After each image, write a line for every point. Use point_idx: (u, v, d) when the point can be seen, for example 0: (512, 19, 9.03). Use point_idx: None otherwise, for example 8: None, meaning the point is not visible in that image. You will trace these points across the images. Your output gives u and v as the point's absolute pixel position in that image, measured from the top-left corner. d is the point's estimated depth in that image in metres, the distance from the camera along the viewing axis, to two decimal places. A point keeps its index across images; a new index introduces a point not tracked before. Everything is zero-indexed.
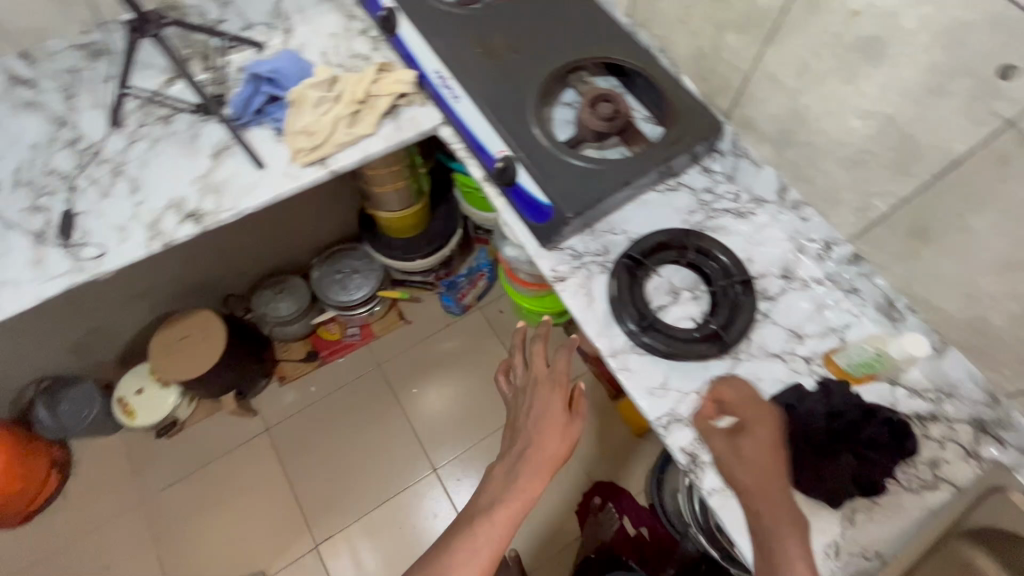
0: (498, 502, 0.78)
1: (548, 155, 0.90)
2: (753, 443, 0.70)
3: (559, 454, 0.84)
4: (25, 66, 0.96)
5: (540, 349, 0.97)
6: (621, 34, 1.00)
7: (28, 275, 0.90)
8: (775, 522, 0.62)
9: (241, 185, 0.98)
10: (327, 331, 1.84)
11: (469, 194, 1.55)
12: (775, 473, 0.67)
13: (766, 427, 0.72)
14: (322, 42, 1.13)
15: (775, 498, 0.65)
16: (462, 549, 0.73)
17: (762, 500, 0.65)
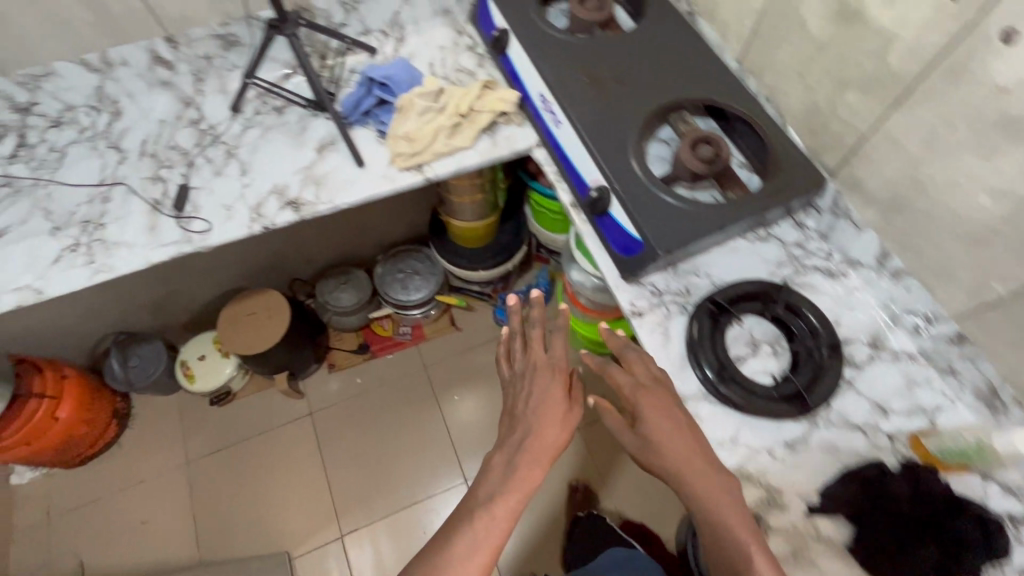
0: (497, 496, 0.77)
1: (644, 190, 0.90)
2: (660, 431, 0.75)
3: (556, 445, 0.84)
4: (168, 50, 1.04)
5: (538, 334, 0.96)
6: (730, 78, 0.99)
7: (142, 239, 0.96)
8: (715, 513, 0.69)
9: (340, 181, 1.03)
10: (380, 326, 1.89)
11: (540, 214, 1.56)
12: (692, 461, 0.73)
13: (666, 410, 0.77)
14: (431, 53, 1.18)
15: (705, 486, 0.71)
16: (461, 545, 0.71)
17: (703, 494, 0.70)
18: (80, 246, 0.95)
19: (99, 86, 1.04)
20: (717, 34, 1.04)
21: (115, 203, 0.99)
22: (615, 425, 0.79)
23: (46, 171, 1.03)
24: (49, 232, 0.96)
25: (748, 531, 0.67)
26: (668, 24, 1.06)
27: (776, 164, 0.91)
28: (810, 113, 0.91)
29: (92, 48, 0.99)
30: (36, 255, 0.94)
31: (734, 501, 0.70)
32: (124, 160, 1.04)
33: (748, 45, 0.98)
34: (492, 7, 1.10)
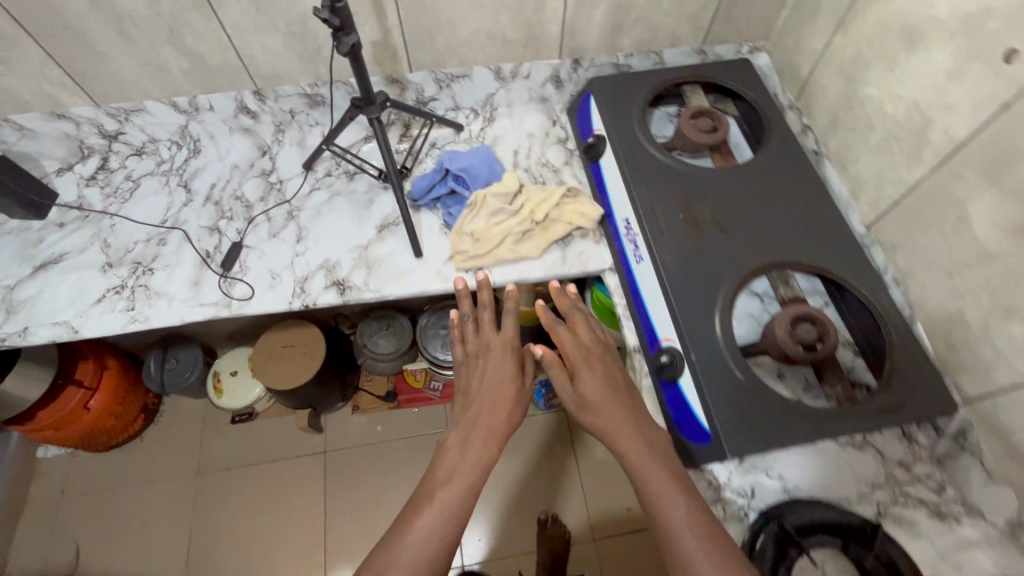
0: (453, 479, 0.74)
1: (723, 367, 0.77)
2: (591, 391, 0.79)
3: (512, 419, 0.82)
4: (255, 102, 1.01)
5: (491, 313, 0.90)
6: (854, 249, 0.84)
7: (183, 294, 0.93)
8: (649, 476, 0.70)
9: (393, 269, 0.96)
10: (412, 376, 1.78)
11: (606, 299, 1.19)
12: (619, 418, 0.76)
13: (595, 369, 0.81)
14: (518, 139, 1.10)
15: (632, 449, 0.73)
16: (419, 528, 0.69)
17: (632, 457, 0.72)
18: (125, 289, 0.93)
19: (184, 125, 1.04)
20: (846, 189, 0.89)
21: (169, 248, 0.97)
22: (556, 380, 0.81)
23: (116, 201, 1.03)
24: (101, 268, 0.95)
25: (683, 502, 0.67)
26: (788, 164, 0.93)
27: (893, 374, 0.75)
28: (952, 322, 0.74)
29: (182, 92, 0.97)
30: (83, 290, 0.93)
31: (666, 468, 0.71)
32: (189, 202, 1.03)
33: (885, 216, 0.82)
34: (594, 109, 1.02)
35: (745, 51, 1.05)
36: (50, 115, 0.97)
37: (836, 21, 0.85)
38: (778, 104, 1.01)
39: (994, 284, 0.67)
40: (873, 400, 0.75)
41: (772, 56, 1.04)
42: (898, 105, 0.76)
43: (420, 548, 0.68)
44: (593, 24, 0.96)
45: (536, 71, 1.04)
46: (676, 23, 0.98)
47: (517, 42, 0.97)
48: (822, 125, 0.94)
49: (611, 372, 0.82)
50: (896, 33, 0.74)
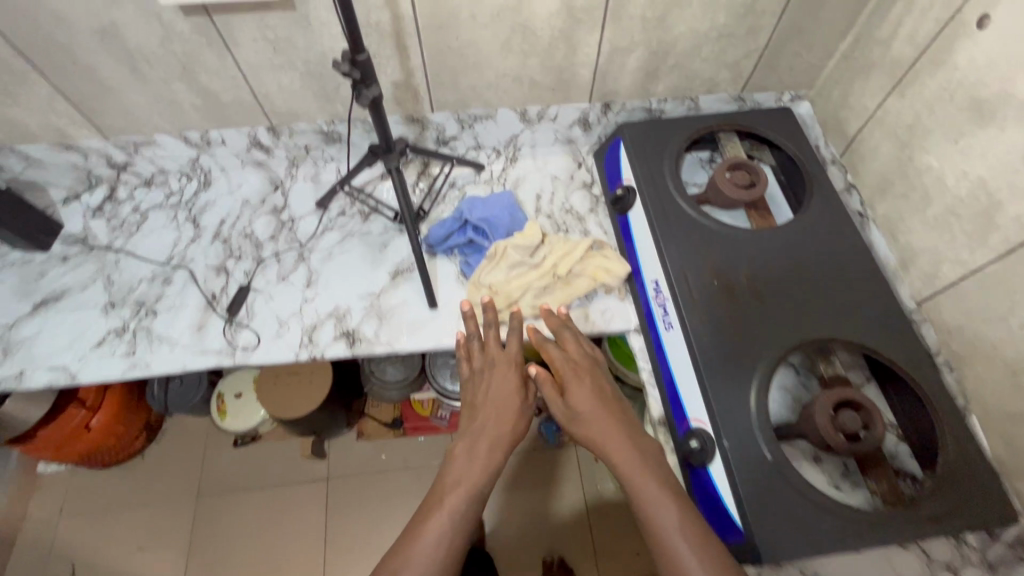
0: (453, 490, 0.70)
1: (758, 456, 0.71)
2: (583, 399, 0.77)
3: (515, 430, 0.78)
4: (269, 137, 0.97)
5: (495, 331, 0.85)
6: (907, 327, 0.77)
7: (186, 339, 0.89)
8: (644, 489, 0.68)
9: (407, 321, 0.91)
10: (420, 404, 1.71)
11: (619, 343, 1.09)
12: (613, 428, 0.74)
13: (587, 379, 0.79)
14: (541, 182, 1.05)
15: (626, 458, 0.71)
16: (423, 541, 0.65)
17: (624, 469, 0.70)
18: (127, 331, 0.89)
19: (195, 158, 1.00)
20: (895, 259, 0.83)
21: (174, 289, 0.93)
22: (547, 394, 0.79)
23: (122, 235, 0.99)
24: (103, 308, 0.91)
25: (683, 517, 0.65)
26: (833, 227, 0.86)
27: (949, 474, 0.69)
28: (1014, 421, 0.68)
29: (194, 127, 0.93)
30: (83, 331, 0.89)
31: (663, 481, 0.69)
32: (197, 239, 0.99)
33: (937, 294, 0.76)
34: (623, 157, 0.96)
35: (785, 100, 1.00)
36: (57, 145, 0.93)
37: (892, 81, 0.79)
38: (821, 158, 0.94)
39: None
40: (929, 505, 0.68)
41: (815, 105, 0.98)
42: (962, 181, 0.70)
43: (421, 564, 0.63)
44: (627, 70, 0.91)
45: (564, 114, 0.99)
46: (715, 71, 0.93)
47: (545, 86, 0.92)
48: (869, 186, 0.87)
49: (603, 385, 0.79)
50: (963, 104, 0.68)
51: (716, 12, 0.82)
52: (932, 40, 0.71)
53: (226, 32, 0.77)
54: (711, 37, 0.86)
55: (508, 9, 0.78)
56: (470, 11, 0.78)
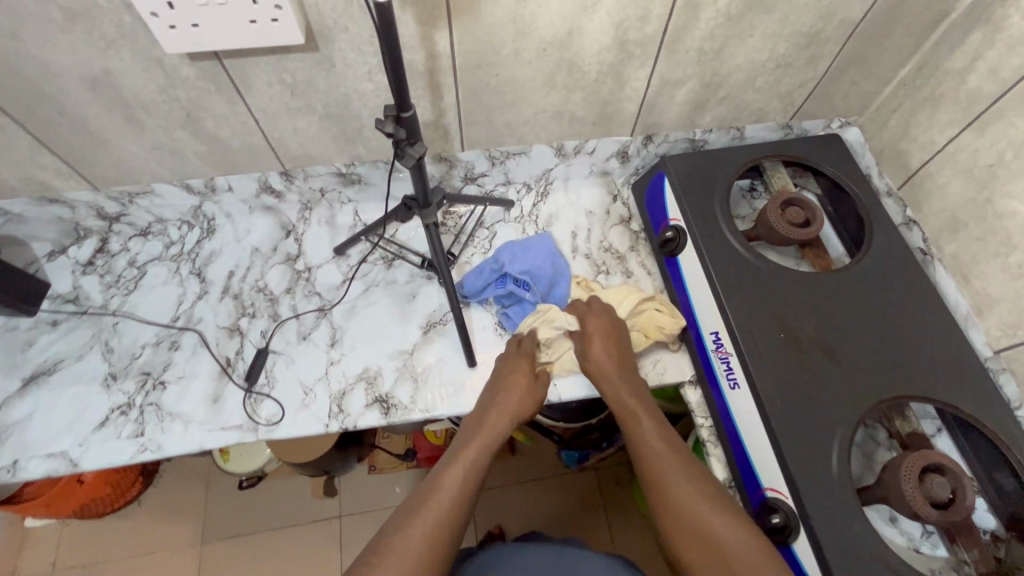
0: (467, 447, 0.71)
1: (848, 534, 0.66)
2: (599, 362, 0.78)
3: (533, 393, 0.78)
4: (282, 182, 0.88)
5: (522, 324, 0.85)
6: (985, 380, 0.73)
7: (201, 414, 0.80)
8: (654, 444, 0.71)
9: (445, 382, 0.84)
10: (434, 434, 1.56)
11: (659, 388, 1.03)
12: (626, 388, 0.77)
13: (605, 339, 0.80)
14: (575, 218, 0.98)
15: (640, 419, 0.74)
16: (441, 492, 0.65)
17: (635, 425, 0.73)
18: (132, 408, 0.80)
19: (197, 205, 0.90)
20: (967, 303, 0.78)
21: (183, 355, 0.84)
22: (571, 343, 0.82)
23: (119, 293, 0.89)
24: (102, 382, 0.82)
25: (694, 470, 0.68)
26: (898, 268, 0.81)
27: None
28: None
29: (198, 174, 0.84)
30: (82, 411, 0.79)
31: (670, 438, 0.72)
32: (204, 295, 0.89)
33: (1020, 344, 0.72)
34: (668, 194, 0.89)
35: (834, 127, 0.94)
36: (40, 199, 0.83)
37: (966, 118, 0.74)
38: (876, 189, 0.89)
39: None
40: None
41: (866, 132, 0.93)
42: None
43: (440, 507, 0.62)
44: (675, 102, 0.84)
45: (602, 148, 0.92)
46: (766, 100, 0.87)
47: (586, 120, 0.85)
48: (933, 223, 0.82)
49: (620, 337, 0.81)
50: None
51: (778, 43, 0.76)
52: (1021, 78, 0.67)
53: (239, 77, 0.68)
54: (767, 67, 0.80)
55: (555, 45, 0.70)
56: (514, 47, 0.70)
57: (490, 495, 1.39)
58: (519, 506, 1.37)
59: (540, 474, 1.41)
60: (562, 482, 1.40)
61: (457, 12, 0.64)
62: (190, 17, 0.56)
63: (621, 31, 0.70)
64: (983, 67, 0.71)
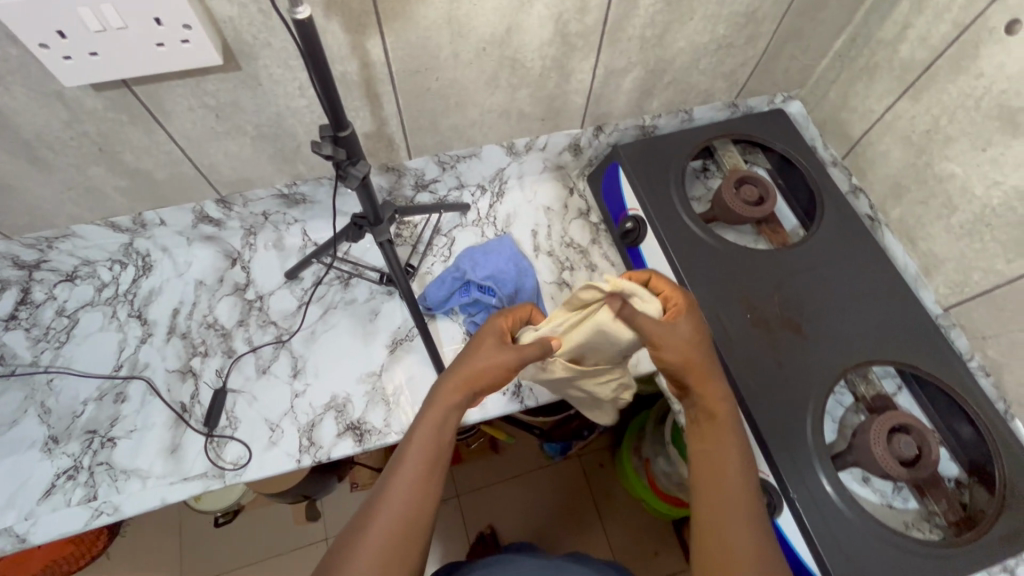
0: (417, 437, 0.59)
1: (828, 499, 0.68)
2: (683, 348, 0.62)
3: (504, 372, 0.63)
4: (219, 209, 0.82)
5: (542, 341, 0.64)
6: (938, 338, 0.76)
7: (159, 467, 0.75)
8: (720, 439, 0.62)
9: (419, 400, 0.81)
10: None
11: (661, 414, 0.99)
12: (718, 377, 0.64)
13: (692, 323, 0.63)
14: (534, 216, 0.96)
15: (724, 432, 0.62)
16: (397, 500, 0.56)
17: (715, 439, 0.62)
18: (81, 472, 0.74)
19: (128, 243, 0.84)
20: (916, 265, 0.81)
21: (131, 407, 0.78)
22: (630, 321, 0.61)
23: (50, 346, 0.82)
24: (43, 447, 0.75)
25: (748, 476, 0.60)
26: (848, 237, 0.84)
27: (1010, 488, 0.68)
28: None
29: (123, 211, 0.77)
30: (22, 482, 0.73)
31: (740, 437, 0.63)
32: (148, 338, 0.83)
33: (966, 300, 0.75)
34: (624, 185, 0.88)
35: (777, 101, 0.95)
36: None
37: (901, 86, 0.76)
38: (822, 161, 0.91)
39: None
40: (999, 524, 0.66)
41: (808, 104, 0.94)
42: (992, 190, 0.68)
43: (398, 508, 0.55)
44: (622, 90, 0.83)
45: (553, 142, 0.90)
46: (711, 81, 0.87)
47: (534, 116, 0.83)
48: (877, 189, 0.85)
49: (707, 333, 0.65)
50: (992, 112, 0.66)
51: (717, 24, 0.75)
52: (950, 44, 0.69)
53: (154, 105, 0.62)
54: (709, 49, 0.79)
55: (494, 43, 0.68)
56: (452, 49, 0.67)
57: (478, 498, 1.37)
58: (508, 508, 1.36)
59: (526, 470, 1.40)
60: (548, 473, 1.40)
61: (387, 18, 0.60)
62: (87, 45, 0.51)
63: (560, 24, 0.68)
64: (913, 35, 0.73)
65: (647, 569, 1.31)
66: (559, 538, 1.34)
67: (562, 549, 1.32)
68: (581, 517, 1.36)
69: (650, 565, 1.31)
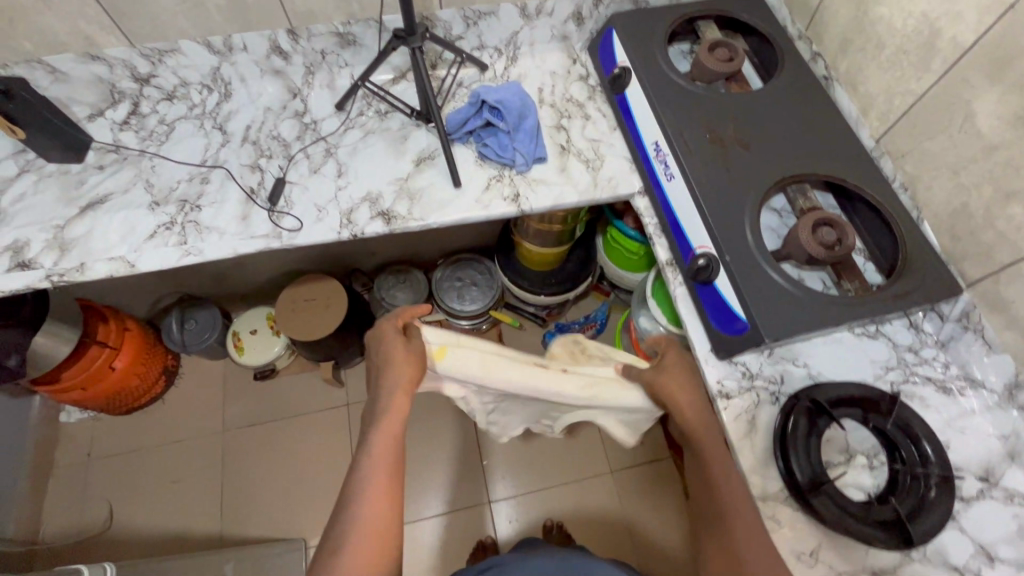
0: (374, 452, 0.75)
1: (753, 265, 0.84)
2: (689, 412, 0.82)
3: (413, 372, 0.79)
4: (288, 41, 1.03)
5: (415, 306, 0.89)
6: (864, 160, 0.92)
7: (233, 228, 0.96)
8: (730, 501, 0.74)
9: (435, 199, 1.00)
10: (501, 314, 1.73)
11: (659, 288, 1.20)
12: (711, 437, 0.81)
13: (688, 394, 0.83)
14: (542, 77, 1.14)
15: (728, 486, 0.75)
16: (374, 509, 0.71)
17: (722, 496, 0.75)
18: (175, 225, 0.96)
19: (216, 67, 1.06)
20: (857, 108, 0.96)
21: (213, 187, 1.00)
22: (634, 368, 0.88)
23: (153, 143, 1.04)
24: (148, 207, 0.97)
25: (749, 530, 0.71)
26: (802, 85, 0.99)
27: (908, 264, 0.84)
28: (957, 215, 0.83)
29: (218, 32, 1.00)
30: (133, 227, 0.95)
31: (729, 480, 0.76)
32: (227, 143, 1.05)
33: (891, 127, 0.90)
34: (616, 42, 1.06)
35: None
36: (84, 56, 0.98)
37: None
38: (788, 35, 1.06)
39: (997, 174, 0.76)
40: (893, 287, 0.82)
41: None
42: (908, 20, 0.84)
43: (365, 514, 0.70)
44: None
45: (559, 8, 1.10)
46: None
47: None
48: (831, 50, 1.00)
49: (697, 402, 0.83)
50: None
51: None
52: None
53: None
54: None
55: None
56: None
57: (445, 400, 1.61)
58: (516, 475, 1.53)
59: None
60: None
61: None
62: None
63: None
64: None
65: (626, 459, 1.54)
66: (577, 476, 1.53)
67: (583, 515, 1.49)
68: (586, 470, 1.54)
69: (627, 455, 1.55)
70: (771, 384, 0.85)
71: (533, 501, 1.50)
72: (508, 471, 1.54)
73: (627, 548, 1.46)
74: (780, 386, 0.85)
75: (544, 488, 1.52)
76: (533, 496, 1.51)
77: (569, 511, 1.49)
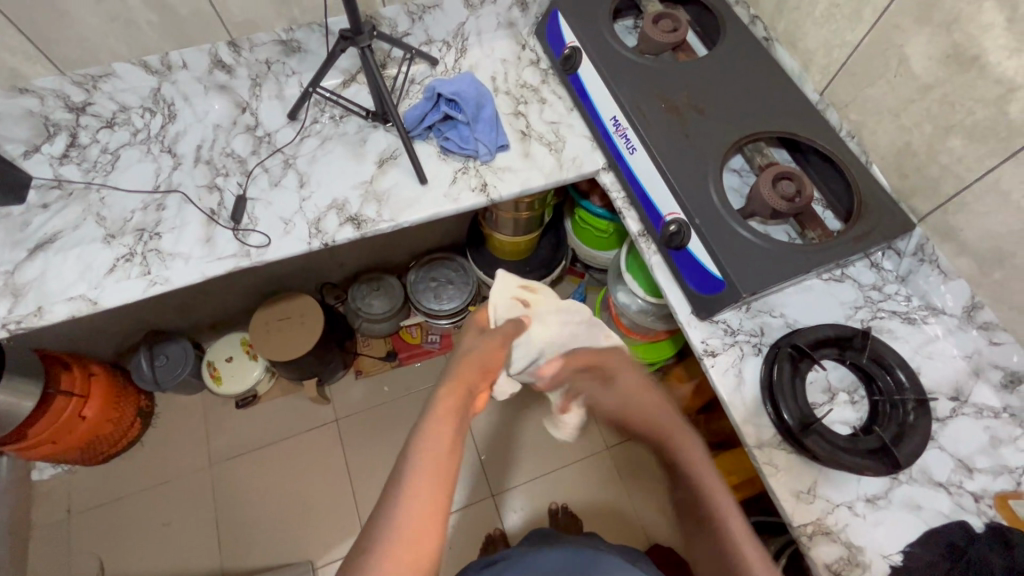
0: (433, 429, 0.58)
1: (721, 225, 0.87)
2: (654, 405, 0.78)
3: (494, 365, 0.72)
4: (230, 54, 1.00)
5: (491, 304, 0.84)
6: (812, 113, 0.96)
7: (199, 252, 0.93)
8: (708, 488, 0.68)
9: (402, 198, 1.00)
10: (407, 333, 1.81)
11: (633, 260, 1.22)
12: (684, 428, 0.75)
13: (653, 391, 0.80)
14: (493, 65, 1.15)
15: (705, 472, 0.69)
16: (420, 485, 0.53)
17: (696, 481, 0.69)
18: (136, 255, 0.92)
19: (156, 88, 1.02)
20: (798, 64, 1.00)
21: (170, 212, 0.97)
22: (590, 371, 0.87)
23: (99, 174, 1.00)
24: (103, 240, 0.93)
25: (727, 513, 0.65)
26: (745, 47, 1.02)
27: (863, 207, 0.88)
28: (902, 155, 0.87)
29: (154, 50, 0.96)
30: (90, 263, 0.91)
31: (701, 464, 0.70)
32: (178, 166, 1.01)
33: (833, 79, 0.95)
34: (562, 24, 1.07)
35: None
36: (12, 90, 0.93)
37: None
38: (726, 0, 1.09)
39: (934, 112, 0.81)
40: (853, 230, 0.86)
41: None
42: None
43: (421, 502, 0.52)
44: None
45: None
46: None
47: None
48: (768, 12, 1.04)
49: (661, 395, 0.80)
50: None
51: None
52: None
53: None
54: None
55: None
56: None
57: None
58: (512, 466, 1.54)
59: None
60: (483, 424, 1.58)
61: None
62: None
63: None
64: None
65: None
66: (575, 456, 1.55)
67: (584, 494, 1.51)
68: (581, 450, 1.56)
69: None
70: (751, 336, 0.88)
71: (535, 487, 1.52)
72: (506, 462, 1.54)
73: (630, 519, 1.49)
74: (761, 337, 0.88)
75: (543, 473, 1.53)
76: (534, 483, 1.52)
77: (570, 491, 1.52)
